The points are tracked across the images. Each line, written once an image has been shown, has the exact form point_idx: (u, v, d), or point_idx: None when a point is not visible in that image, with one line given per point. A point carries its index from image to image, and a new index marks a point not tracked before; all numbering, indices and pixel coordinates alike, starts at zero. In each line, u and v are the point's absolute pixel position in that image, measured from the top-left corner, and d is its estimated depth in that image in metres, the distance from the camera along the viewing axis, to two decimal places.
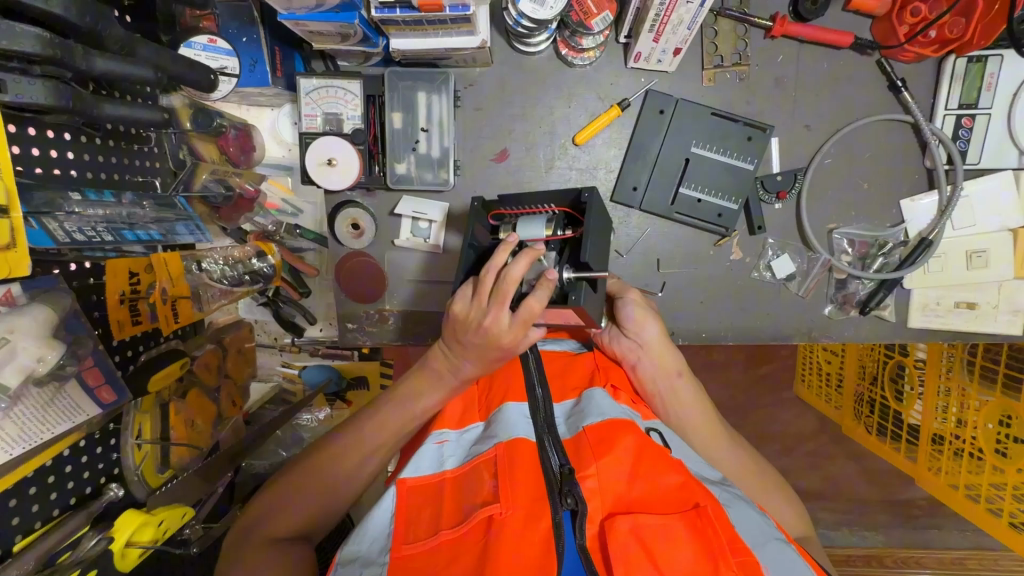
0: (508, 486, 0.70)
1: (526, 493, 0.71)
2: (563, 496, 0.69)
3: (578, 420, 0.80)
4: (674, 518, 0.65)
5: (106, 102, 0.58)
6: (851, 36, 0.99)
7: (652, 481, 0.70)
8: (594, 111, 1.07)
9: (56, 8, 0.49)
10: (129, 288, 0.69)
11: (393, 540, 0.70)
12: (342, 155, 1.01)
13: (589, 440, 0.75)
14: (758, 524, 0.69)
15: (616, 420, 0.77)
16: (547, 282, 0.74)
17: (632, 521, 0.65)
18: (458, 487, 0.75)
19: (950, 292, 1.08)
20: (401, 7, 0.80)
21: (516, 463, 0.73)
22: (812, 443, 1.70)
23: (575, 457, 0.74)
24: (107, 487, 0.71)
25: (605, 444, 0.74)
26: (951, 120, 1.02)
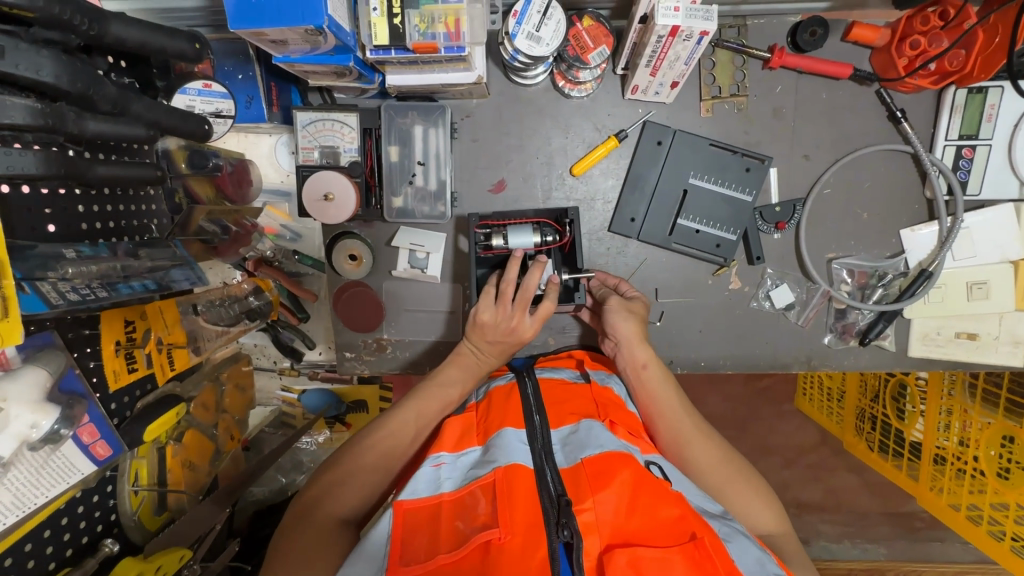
0: (505, 515, 0.69)
1: (523, 519, 0.69)
2: (560, 527, 0.67)
3: (575, 450, 0.79)
4: (671, 552, 0.65)
5: (99, 163, 0.58)
6: (850, 68, 0.98)
7: (651, 514, 0.70)
8: (591, 142, 1.06)
9: (46, 77, 0.49)
10: (124, 338, 0.70)
11: (388, 558, 0.67)
12: (339, 190, 1.01)
13: (586, 472, 0.74)
14: (758, 558, 0.69)
15: (614, 452, 0.76)
16: (556, 285, 0.97)
17: (630, 554, 0.65)
18: (451, 511, 0.73)
19: (950, 323, 1.07)
20: (396, 49, 0.79)
21: (512, 487, 0.73)
22: (812, 456, 1.69)
23: (574, 488, 0.73)
24: (103, 541, 0.71)
25: (603, 478, 0.73)
26: (951, 151, 1.02)
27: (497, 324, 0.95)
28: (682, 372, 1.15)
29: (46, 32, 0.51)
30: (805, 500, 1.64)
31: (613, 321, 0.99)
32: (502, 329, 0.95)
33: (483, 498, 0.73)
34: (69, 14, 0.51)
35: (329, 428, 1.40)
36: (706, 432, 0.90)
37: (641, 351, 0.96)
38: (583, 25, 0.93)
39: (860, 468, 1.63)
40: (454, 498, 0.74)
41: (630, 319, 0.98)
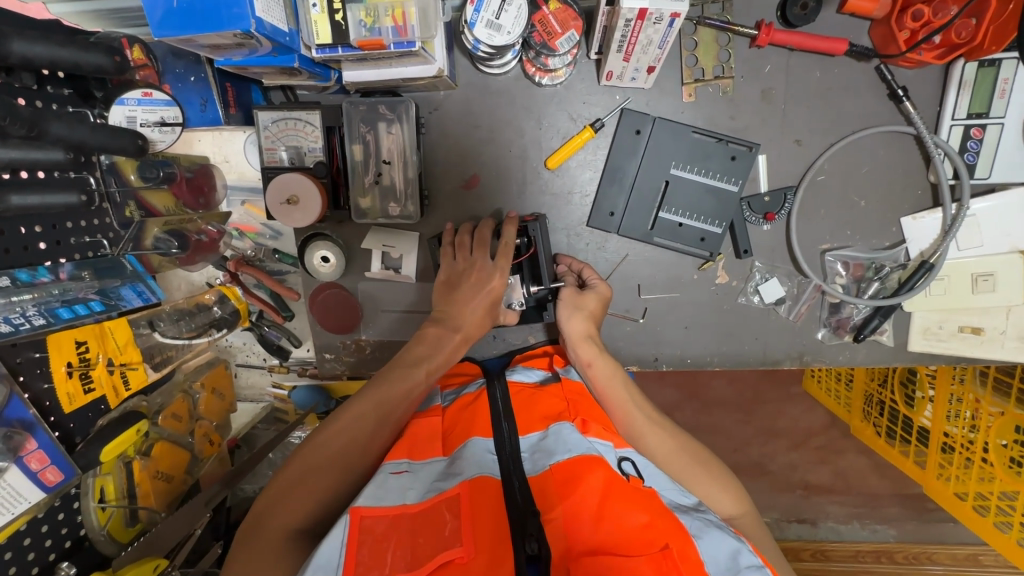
0: (470, 529, 0.66)
1: (490, 534, 0.66)
2: (526, 539, 0.63)
3: (544, 458, 0.76)
4: (640, 560, 0.61)
5: (15, 193, 0.56)
6: (845, 44, 0.90)
7: (619, 521, 0.66)
8: (567, 133, 1.00)
9: None
10: (78, 359, 0.70)
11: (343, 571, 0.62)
12: (302, 192, 0.97)
13: (554, 480, 0.71)
14: (732, 551, 0.67)
15: (583, 456, 0.74)
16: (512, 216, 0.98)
17: (596, 561, 0.61)
18: (413, 528, 0.68)
19: (953, 316, 1.00)
20: (342, 46, 0.74)
21: (478, 501, 0.69)
22: (822, 438, 1.61)
23: (542, 498, 0.70)
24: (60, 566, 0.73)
25: (570, 483, 0.70)
26: (958, 131, 0.93)
27: (456, 269, 0.97)
28: (668, 369, 1.11)
29: None
30: (815, 481, 1.58)
31: (563, 315, 0.95)
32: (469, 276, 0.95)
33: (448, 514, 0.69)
34: None
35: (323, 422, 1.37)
36: (660, 423, 0.88)
37: (587, 348, 0.93)
38: (549, 9, 0.86)
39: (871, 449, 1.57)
40: (417, 510, 0.71)
41: (578, 316, 0.95)
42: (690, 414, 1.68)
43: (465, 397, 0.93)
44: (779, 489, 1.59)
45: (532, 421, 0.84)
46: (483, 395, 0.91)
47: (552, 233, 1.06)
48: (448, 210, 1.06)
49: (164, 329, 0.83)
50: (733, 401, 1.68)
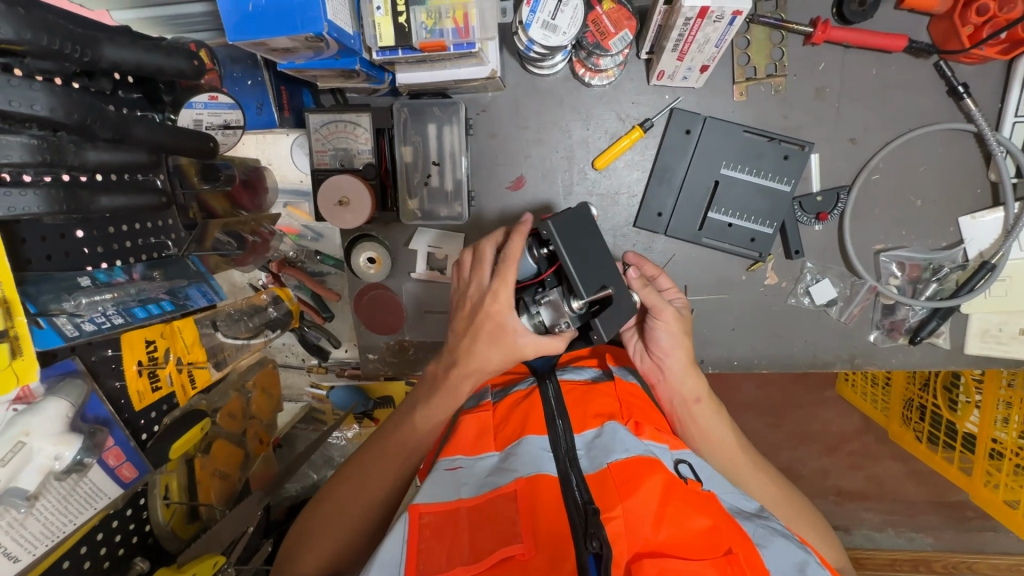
0: (529, 525, 0.67)
1: (548, 530, 0.66)
2: (587, 539, 0.63)
3: (600, 455, 0.75)
4: (705, 563, 0.61)
5: (103, 193, 0.57)
6: (905, 40, 0.88)
7: (680, 523, 0.65)
8: (615, 133, 1.00)
9: (40, 111, 0.48)
10: (147, 358, 0.70)
11: (406, 567, 0.66)
12: (353, 194, 0.98)
13: (612, 478, 0.69)
14: (800, 563, 0.64)
15: (641, 457, 0.72)
16: (519, 227, 0.78)
17: (658, 566, 0.61)
18: (470, 526, 0.69)
19: (1014, 319, 0.98)
20: (403, 48, 0.75)
21: (535, 499, 0.69)
22: (856, 443, 1.58)
23: (601, 496, 0.68)
24: (135, 560, 0.72)
25: (630, 484, 0.68)
26: (1021, 128, 0.91)
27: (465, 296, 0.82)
28: (714, 371, 1.10)
29: (42, 64, 0.51)
30: (847, 487, 1.54)
31: (663, 346, 0.88)
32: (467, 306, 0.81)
33: (504, 510, 0.69)
34: (60, 43, 0.49)
35: (358, 422, 1.37)
36: (761, 465, 0.88)
37: (696, 385, 0.88)
38: (603, 9, 0.86)
39: (906, 455, 1.52)
40: (472, 504, 0.71)
41: (681, 351, 0.87)
42: None
43: (513, 394, 0.92)
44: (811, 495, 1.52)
45: (587, 418, 0.82)
46: (534, 392, 0.88)
47: (597, 234, 1.05)
48: (492, 211, 1.06)
49: (225, 328, 0.86)
50: (760, 405, 1.67)
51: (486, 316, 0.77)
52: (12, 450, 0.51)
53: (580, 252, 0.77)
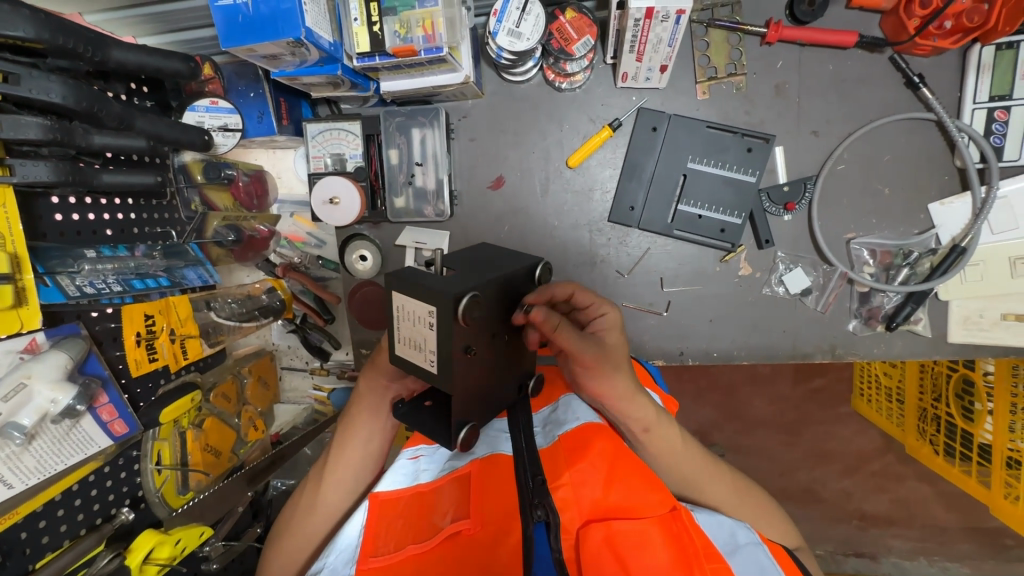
0: (478, 503, 0.69)
1: (497, 509, 0.68)
2: (532, 508, 0.64)
3: (554, 429, 0.79)
4: (649, 522, 0.64)
5: (105, 172, 0.65)
6: (856, 35, 0.93)
7: (628, 486, 0.68)
8: (587, 133, 1.06)
9: (55, 99, 0.58)
10: (144, 330, 0.77)
11: (359, 552, 0.68)
12: (344, 193, 1.07)
13: (562, 450, 0.73)
14: (731, 530, 0.69)
15: (588, 425, 0.76)
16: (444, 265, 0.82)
17: (606, 529, 0.63)
18: (430, 503, 0.73)
19: (995, 304, 0.97)
20: (380, 55, 0.84)
21: (488, 478, 0.72)
22: (878, 463, 1.53)
23: (552, 468, 0.71)
24: (118, 513, 0.76)
25: (578, 452, 0.72)
26: (982, 115, 0.93)
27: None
28: (695, 363, 1.11)
29: (58, 62, 0.61)
30: (871, 511, 1.49)
31: (592, 384, 0.72)
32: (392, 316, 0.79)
33: (460, 489, 0.73)
34: (73, 43, 0.59)
35: None
36: (718, 471, 0.84)
37: (642, 414, 0.74)
38: (566, 18, 0.94)
39: (932, 477, 1.47)
40: (433, 487, 0.75)
41: (618, 387, 0.72)
42: (727, 433, 1.62)
43: None
44: (832, 519, 1.50)
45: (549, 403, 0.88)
46: None
47: (575, 229, 1.10)
48: (475, 209, 1.12)
49: (219, 308, 0.94)
50: (773, 422, 1.63)
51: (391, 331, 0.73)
52: (13, 389, 0.58)
53: (475, 261, 0.65)
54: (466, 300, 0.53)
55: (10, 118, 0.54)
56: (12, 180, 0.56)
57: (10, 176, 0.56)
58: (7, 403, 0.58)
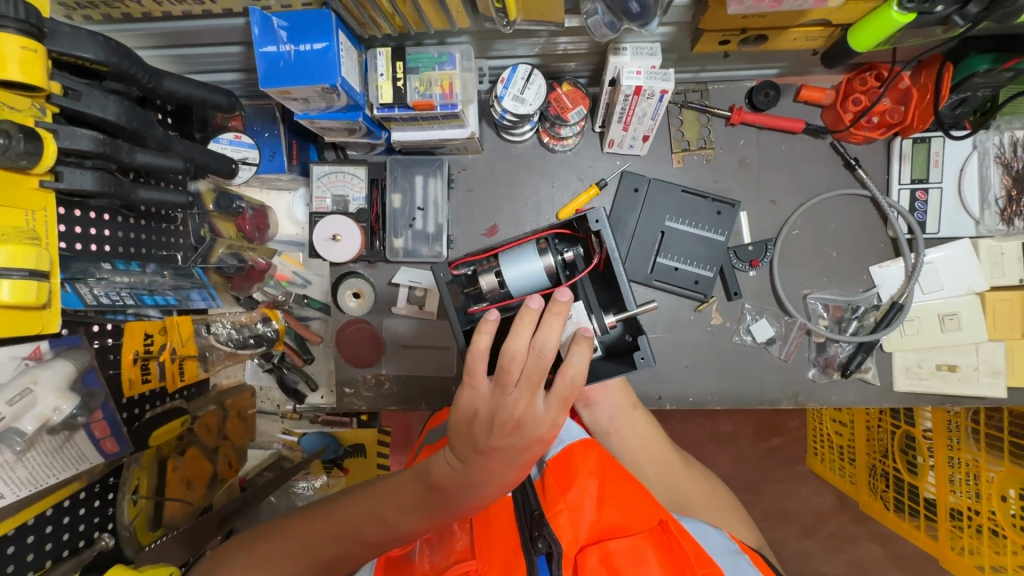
0: (484, 546, 0.66)
1: (503, 549, 0.65)
2: (534, 541, 0.63)
3: (542, 459, 0.81)
4: (641, 538, 0.64)
5: (142, 188, 0.69)
6: (802, 123, 1.10)
7: (619, 506, 0.69)
8: (575, 191, 1.18)
9: (110, 116, 0.62)
10: (143, 349, 0.77)
11: None
12: (346, 231, 1.12)
13: (550, 478, 0.75)
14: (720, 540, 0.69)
15: (571, 447, 0.78)
16: (584, 338, 0.65)
17: (601, 550, 0.63)
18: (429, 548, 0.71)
19: (930, 355, 1.10)
20: (399, 106, 0.92)
21: (492, 522, 0.70)
22: (831, 523, 1.62)
23: (546, 496, 0.71)
24: (101, 537, 0.73)
25: (566, 481, 0.73)
26: (906, 194, 1.11)
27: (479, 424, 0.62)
28: (672, 408, 1.17)
29: (114, 84, 0.65)
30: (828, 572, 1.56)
31: None
32: (504, 432, 0.61)
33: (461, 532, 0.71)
34: (135, 70, 0.64)
35: (326, 472, 1.34)
36: (711, 494, 0.86)
37: (626, 394, 0.90)
38: (562, 89, 1.06)
39: (886, 538, 1.55)
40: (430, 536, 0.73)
41: None
42: None
43: None
44: None
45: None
46: None
47: None
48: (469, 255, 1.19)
49: (218, 330, 0.95)
50: (735, 481, 1.67)
51: (515, 452, 0.62)
52: (19, 394, 0.57)
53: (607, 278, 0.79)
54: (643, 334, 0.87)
55: (67, 129, 0.58)
56: (58, 186, 0.59)
57: (57, 182, 0.58)
58: (11, 407, 0.56)
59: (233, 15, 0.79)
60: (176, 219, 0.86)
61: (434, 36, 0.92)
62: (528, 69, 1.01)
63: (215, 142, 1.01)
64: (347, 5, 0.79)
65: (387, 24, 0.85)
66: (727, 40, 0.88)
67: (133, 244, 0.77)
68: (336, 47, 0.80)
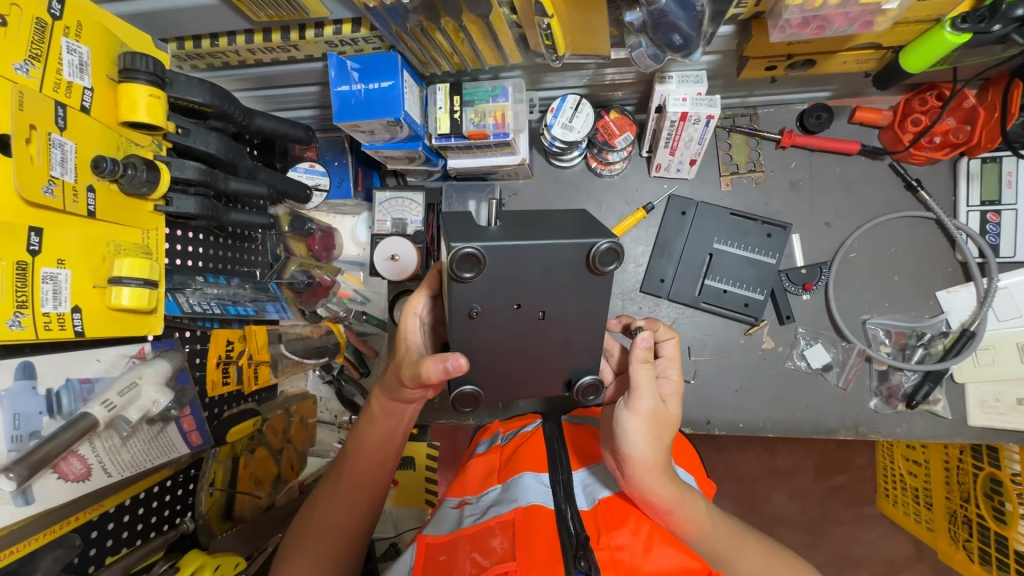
0: (524, 544, 0.59)
1: (546, 552, 0.58)
2: (575, 559, 0.57)
3: (593, 491, 0.71)
4: None
5: (233, 211, 0.79)
6: (858, 144, 1.08)
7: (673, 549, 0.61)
8: (622, 214, 1.20)
9: (211, 149, 0.72)
10: (224, 354, 0.86)
11: None
12: (404, 252, 1.16)
13: (601, 510, 0.66)
14: None
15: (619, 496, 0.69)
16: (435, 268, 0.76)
17: None
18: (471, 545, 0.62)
19: (1009, 388, 1.03)
20: (455, 136, 0.99)
21: (535, 525, 0.61)
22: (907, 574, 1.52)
23: (593, 525, 0.63)
24: (182, 520, 0.81)
25: (616, 519, 0.64)
26: (976, 216, 1.06)
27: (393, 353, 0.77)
28: (722, 434, 1.15)
29: (216, 121, 0.76)
30: None
31: (624, 430, 0.64)
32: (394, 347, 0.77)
33: (502, 532, 0.62)
34: (233, 109, 0.75)
35: None
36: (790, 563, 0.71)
37: (665, 493, 0.64)
38: (610, 117, 1.10)
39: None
40: (471, 531, 0.64)
41: (645, 444, 0.63)
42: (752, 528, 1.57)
43: (520, 435, 0.86)
44: None
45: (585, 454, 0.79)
46: (538, 433, 0.82)
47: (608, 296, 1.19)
48: None
49: (288, 342, 1.06)
50: (797, 520, 1.59)
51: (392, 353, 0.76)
52: (127, 386, 0.66)
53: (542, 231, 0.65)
54: (462, 248, 0.55)
55: (177, 161, 0.68)
56: (168, 210, 0.69)
57: (167, 206, 0.69)
58: (121, 397, 0.65)
59: (314, 60, 0.89)
60: (256, 238, 0.96)
61: (488, 72, 1.00)
62: (577, 99, 1.06)
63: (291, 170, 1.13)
64: (412, 48, 0.87)
65: (446, 63, 0.93)
66: (773, 66, 0.89)
67: (221, 259, 0.87)
68: (400, 85, 0.88)
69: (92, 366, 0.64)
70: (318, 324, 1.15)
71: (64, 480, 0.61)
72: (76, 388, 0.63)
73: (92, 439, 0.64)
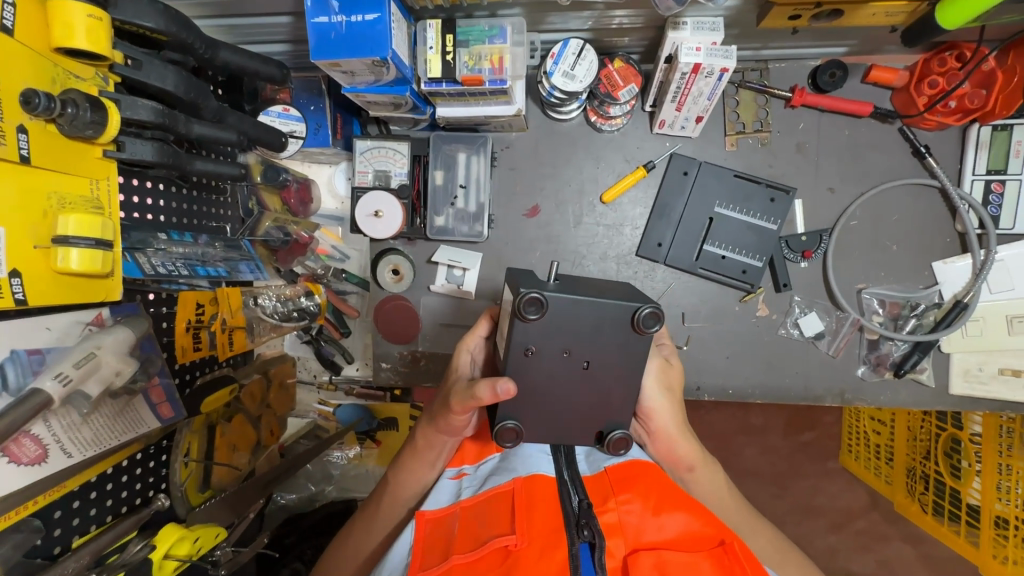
0: (523, 516, 0.55)
1: (547, 524, 0.54)
2: (579, 527, 0.52)
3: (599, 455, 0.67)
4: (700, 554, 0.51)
5: (198, 159, 0.69)
6: (870, 106, 1.03)
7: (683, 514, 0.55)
8: (621, 171, 1.13)
9: (169, 86, 0.62)
10: (195, 318, 0.80)
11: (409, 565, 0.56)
12: (387, 207, 1.08)
13: (609, 475, 0.61)
14: None
15: (634, 458, 0.64)
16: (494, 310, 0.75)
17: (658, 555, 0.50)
18: (470, 522, 0.58)
19: (992, 358, 1.05)
20: (447, 81, 0.90)
21: (535, 496, 0.57)
22: (862, 520, 1.56)
23: (597, 491, 0.59)
24: (156, 496, 0.76)
25: (625, 482, 0.59)
26: (980, 185, 1.03)
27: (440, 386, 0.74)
28: (711, 400, 1.15)
29: (172, 53, 0.66)
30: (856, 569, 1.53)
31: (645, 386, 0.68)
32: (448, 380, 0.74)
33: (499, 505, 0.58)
34: (193, 40, 0.64)
35: (360, 443, 1.24)
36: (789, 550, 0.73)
37: (686, 448, 0.69)
38: (614, 66, 1.02)
39: (917, 538, 1.51)
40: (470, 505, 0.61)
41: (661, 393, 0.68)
42: None
43: None
44: None
45: None
46: None
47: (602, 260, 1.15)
48: (511, 235, 1.15)
49: (264, 304, 1.00)
50: (765, 474, 1.61)
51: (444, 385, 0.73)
52: (85, 358, 0.60)
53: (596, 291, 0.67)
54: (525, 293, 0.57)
55: (128, 99, 0.59)
56: (121, 156, 0.60)
57: (120, 152, 0.60)
58: (78, 369, 0.59)
59: None
60: (224, 190, 0.87)
61: (485, 8, 0.89)
62: (580, 44, 0.97)
63: (263, 113, 1.02)
64: None
65: None
66: (798, 14, 0.82)
67: (187, 214, 0.78)
68: (387, 18, 0.78)
69: (40, 335, 0.57)
70: (296, 284, 1.08)
71: (17, 464, 0.54)
72: (23, 360, 0.55)
73: (47, 417, 0.58)
